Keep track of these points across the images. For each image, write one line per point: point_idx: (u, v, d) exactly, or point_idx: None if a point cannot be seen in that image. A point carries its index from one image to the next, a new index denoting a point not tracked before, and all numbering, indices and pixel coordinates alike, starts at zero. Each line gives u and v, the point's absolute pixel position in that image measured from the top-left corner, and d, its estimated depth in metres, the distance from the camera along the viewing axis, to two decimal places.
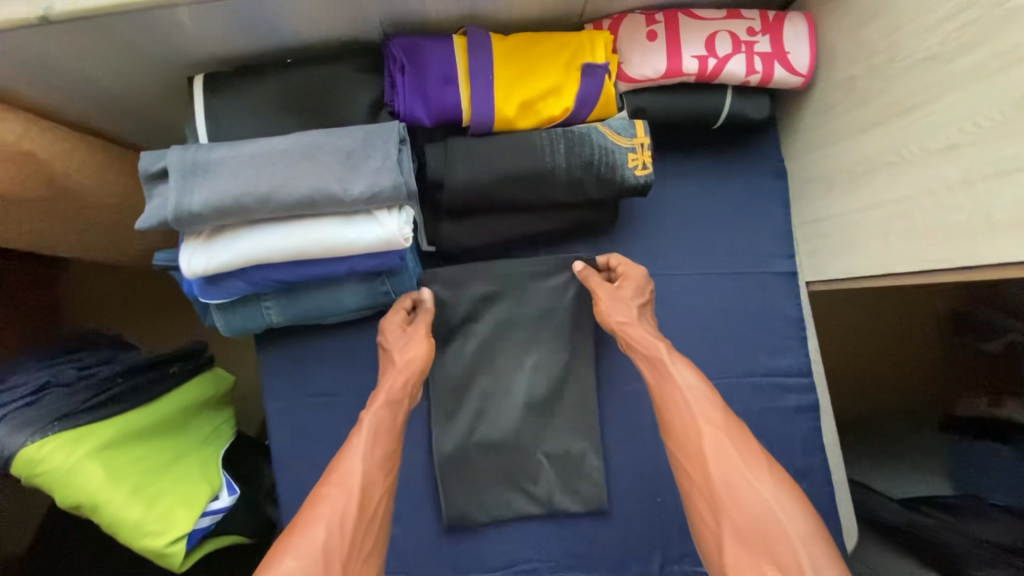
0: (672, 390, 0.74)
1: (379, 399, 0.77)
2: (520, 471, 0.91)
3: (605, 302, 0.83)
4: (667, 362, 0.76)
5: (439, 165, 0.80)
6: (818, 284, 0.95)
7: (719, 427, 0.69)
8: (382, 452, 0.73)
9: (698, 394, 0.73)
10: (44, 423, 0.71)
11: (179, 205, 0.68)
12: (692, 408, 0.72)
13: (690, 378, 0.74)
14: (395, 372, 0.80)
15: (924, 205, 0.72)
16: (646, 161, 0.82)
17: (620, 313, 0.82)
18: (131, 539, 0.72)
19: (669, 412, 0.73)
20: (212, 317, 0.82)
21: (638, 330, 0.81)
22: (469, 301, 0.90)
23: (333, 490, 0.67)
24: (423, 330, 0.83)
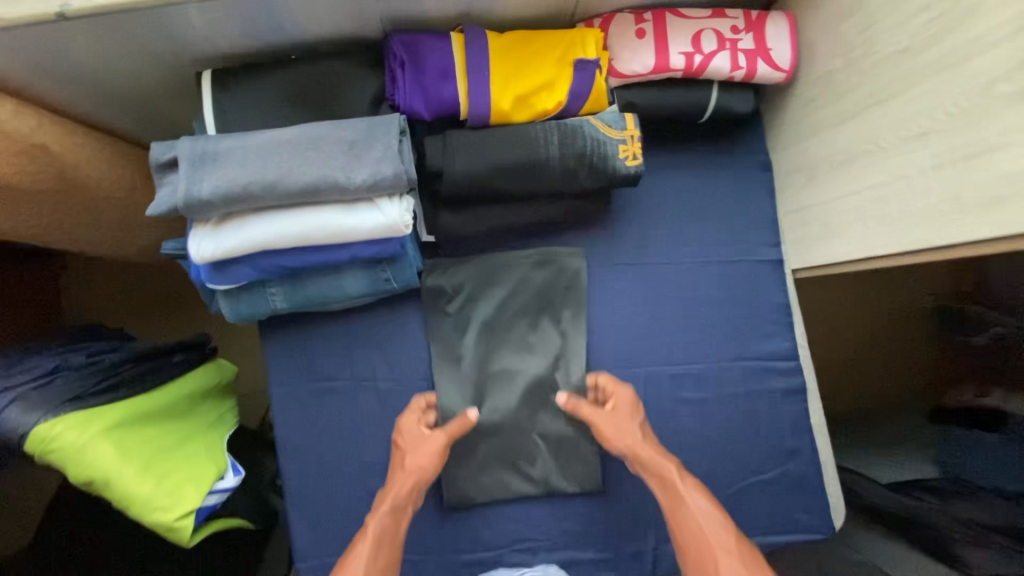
0: (684, 513, 0.77)
1: (385, 504, 0.80)
2: (517, 454, 0.94)
3: (605, 424, 0.86)
4: (679, 486, 0.79)
5: (437, 156, 0.82)
6: (804, 271, 0.99)
7: (733, 553, 0.72)
8: (385, 560, 0.75)
9: (713, 519, 0.75)
10: (56, 404, 0.74)
11: (190, 192, 0.71)
12: (706, 533, 0.74)
13: (702, 503, 0.77)
14: (404, 475, 0.83)
15: (899, 190, 0.76)
16: (636, 152, 0.85)
17: (623, 435, 0.85)
18: (140, 513, 0.73)
19: (685, 536, 0.75)
20: (218, 303, 0.85)
21: (646, 450, 0.83)
22: (466, 289, 0.94)
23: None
24: (440, 438, 0.85)
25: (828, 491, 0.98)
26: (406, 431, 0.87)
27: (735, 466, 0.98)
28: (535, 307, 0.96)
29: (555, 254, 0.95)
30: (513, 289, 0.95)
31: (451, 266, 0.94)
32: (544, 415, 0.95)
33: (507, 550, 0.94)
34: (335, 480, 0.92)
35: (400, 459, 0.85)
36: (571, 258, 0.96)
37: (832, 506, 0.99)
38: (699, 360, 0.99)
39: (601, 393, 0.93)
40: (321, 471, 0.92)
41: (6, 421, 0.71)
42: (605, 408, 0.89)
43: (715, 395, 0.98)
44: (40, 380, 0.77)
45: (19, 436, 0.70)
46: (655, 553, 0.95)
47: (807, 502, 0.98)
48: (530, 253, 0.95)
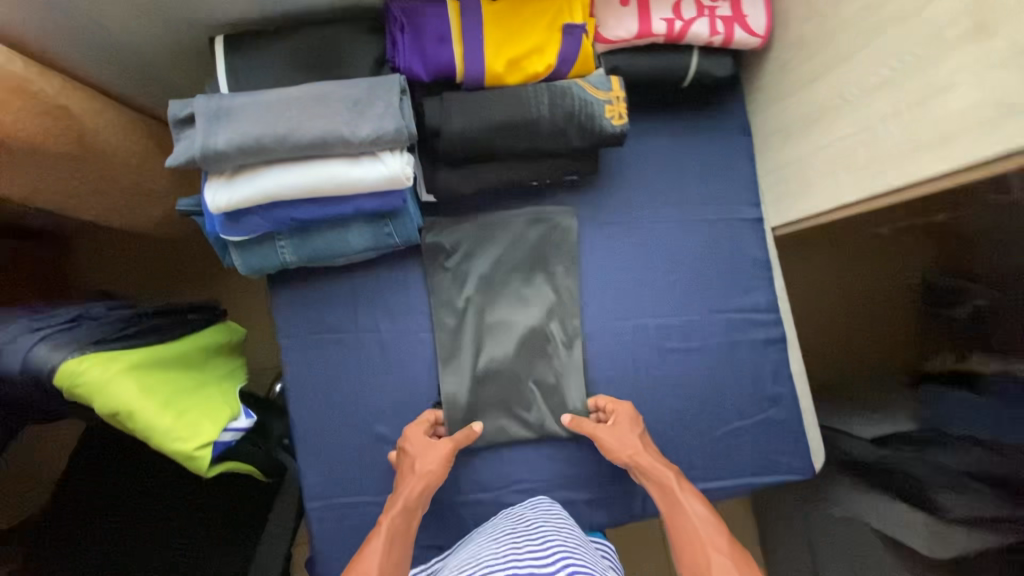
0: (682, 516, 0.82)
1: (398, 504, 0.85)
2: (514, 402, 1.00)
3: (609, 437, 0.93)
4: (678, 493, 0.85)
5: (435, 116, 0.88)
6: (782, 228, 1.05)
7: (724, 553, 0.76)
8: (397, 556, 0.80)
9: (707, 523, 0.80)
10: (81, 344, 0.79)
11: (206, 144, 0.77)
12: (700, 533, 0.79)
13: (699, 508, 0.82)
14: (415, 480, 0.88)
15: (864, 139, 0.82)
16: (621, 112, 0.91)
17: (626, 446, 0.92)
18: (161, 444, 0.78)
19: (681, 538, 0.80)
20: (230, 255, 0.90)
21: (647, 459, 0.90)
22: (465, 246, 1.00)
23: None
24: (448, 445, 0.92)
25: (807, 435, 1.04)
26: (418, 443, 0.92)
27: (719, 412, 1.03)
28: (529, 264, 1.02)
29: (548, 214, 1.02)
30: (510, 246, 1.02)
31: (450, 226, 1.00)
32: (539, 364, 1.01)
33: (505, 491, 1.00)
34: (342, 425, 0.97)
35: (411, 466, 0.90)
36: (563, 218, 1.02)
37: (812, 449, 1.05)
38: (684, 313, 1.04)
39: (602, 414, 0.99)
40: (329, 416, 0.98)
41: (35, 360, 0.76)
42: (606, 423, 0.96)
43: (700, 345, 1.04)
44: (66, 324, 0.83)
45: (48, 371, 0.75)
46: (644, 494, 1.01)
47: (787, 445, 1.04)
48: (525, 214, 1.02)
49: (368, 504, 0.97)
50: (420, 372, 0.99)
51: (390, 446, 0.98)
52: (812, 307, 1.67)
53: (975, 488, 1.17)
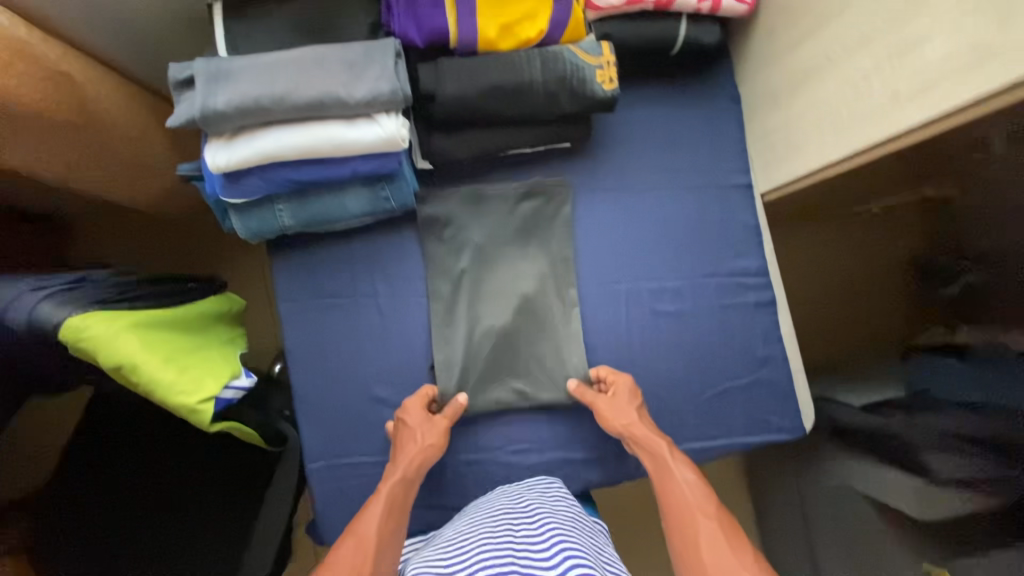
0: (672, 482, 0.84)
1: (398, 473, 0.87)
2: (510, 369, 1.02)
3: (605, 408, 0.94)
4: (670, 460, 0.87)
5: (429, 80, 0.89)
6: (771, 192, 1.07)
7: (711, 517, 0.78)
8: (395, 521, 0.81)
9: (696, 488, 0.83)
10: (84, 303, 0.81)
11: (205, 105, 0.79)
12: (689, 498, 0.81)
13: (688, 475, 0.85)
14: (415, 448, 0.90)
15: (847, 97, 0.84)
16: (612, 76, 0.93)
17: (621, 417, 0.94)
18: (165, 397, 0.80)
19: (670, 503, 0.82)
20: (230, 219, 0.92)
21: (642, 430, 0.92)
22: (459, 216, 1.02)
23: (350, 550, 0.74)
24: (445, 421, 0.94)
25: (797, 395, 1.07)
26: (418, 415, 0.94)
27: (712, 373, 1.05)
28: (522, 234, 1.04)
29: (540, 185, 1.03)
30: (504, 216, 1.03)
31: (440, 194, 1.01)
32: (534, 332, 1.03)
33: (502, 451, 1.02)
34: (341, 387, 1.00)
35: (410, 437, 0.92)
36: (556, 190, 1.03)
37: (803, 409, 1.07)
38: (676, 277, 1.06)
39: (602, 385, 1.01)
40: (329, 378, 1.00)
41: (40, 316, 0.77)
42: (605, 395, 0.98)
43: (691, 308, 1.06)
44: (69, 284, 0.84)
45: (52, 326, 0.77)
46: None
47: (779, 404, 1.06)
48: (519, 185, 1.03)
49: (368, 464, 0.99)
50: (417, 335, 1.01)
51: (389, 408, 1.00)
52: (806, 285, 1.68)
53: (966, 452, 1.17)
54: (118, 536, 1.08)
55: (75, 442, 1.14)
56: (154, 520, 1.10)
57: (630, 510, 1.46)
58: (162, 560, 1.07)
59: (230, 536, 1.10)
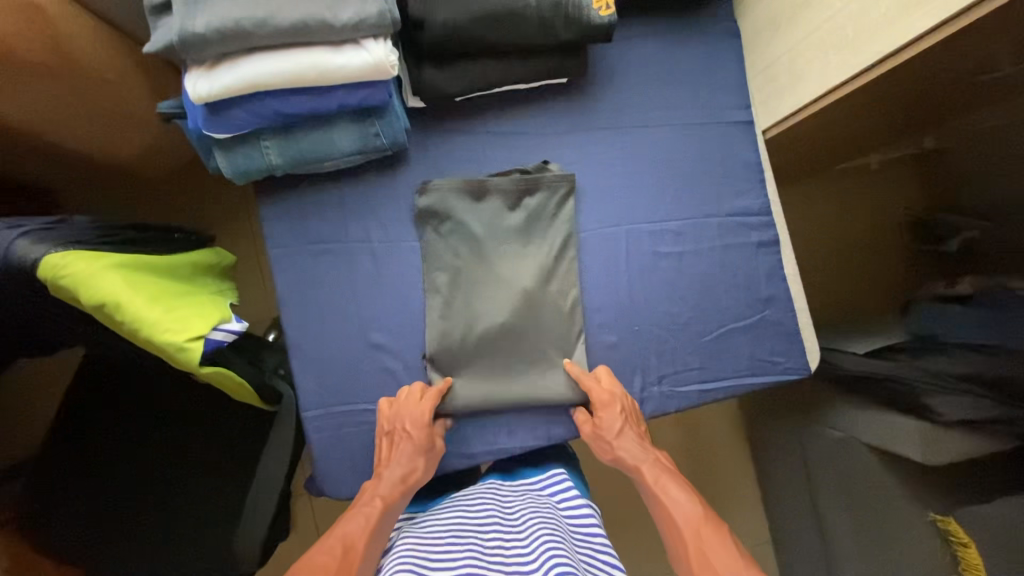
0: (662, 507, 0.82)
1: (384, 487, 0.84)
2: (508, 365, 0.98)
3: (592, 436, 0.93)
4: (655, 485, 0.85)
5: (420, 6, 0.86)
6: (772, 128, 1.05)
7: (703, 542, 0.75)
8: (379, 537, 0.78)
9: (686, 508, 0.80)
10: (64, 242, 0.78)
11: (184, 28, 0.75)
12: (678, 520, 0.79)
13: (678, 493, 0.82)
14: (396, 465, 0.87)
15: (853, 12, 0.82)
16: (608, 2, 0.90)
17: (604, 445, 0.92)
18: (152, 336, 0.76)
19: (666, 529, 0.81)
20: (215, 159, 0.89)
21: (627, 455, 0.90)
22: (451, 199, 0.98)
23: (326, 559, 0.72)
24: (439, 441, 0.93)
25: (802, 336, 1.04)
26: (423, 437, 0.89)
27: (715, 314, 1.03)
28: (522, 230, 1.00)
29: (543, 179, 0.99)
30: (504, 212, 0.99)
31: (440, 147, 1.00)
32: (536, 330, 0.99)
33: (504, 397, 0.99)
34: (336, 335, 0.97)
35: (411, 454, 0.88)
36: (560, 183, 1.00)
37: (808, 350, 1.05)
38: (676, 218, 1.03)
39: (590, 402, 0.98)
40: (321, 327, 0.96)
41: (16, 253, 0.74)
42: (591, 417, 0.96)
43: (692, 248, 1.03)
44: (47, 224, 0.81)
45: (31, 264, 0.74)
46: (642, 397, 1.00)
47: (784, 346, 1.04)
48: (520, 179, 0.99)
49: (365, 413, 0.97)
50: (412, 280, 0.98)
51: (385, 355, 0.97)
52: (812, 253, 1.62)
53: (967, 390, 1.16)
54: (110, 501, 1.06)
55: (61, 409, 1.11)
56: (147, 482, 1.07)
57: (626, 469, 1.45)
58: (154, 526, 1.05)
59: (223, 501, 1.08)
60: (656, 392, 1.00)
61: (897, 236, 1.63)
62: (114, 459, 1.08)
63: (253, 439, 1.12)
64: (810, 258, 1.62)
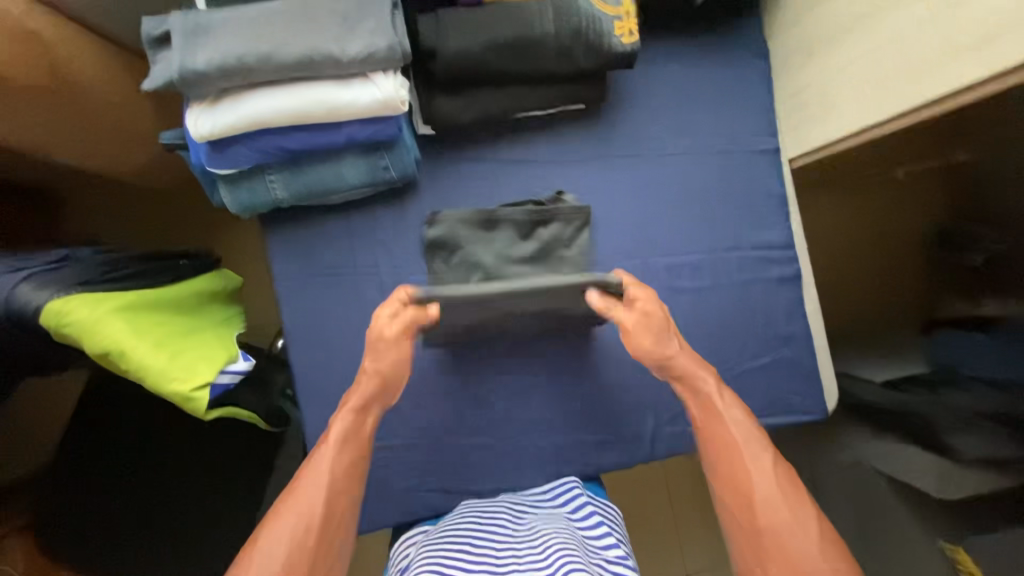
0: (718, 423, 0.80)
1: (350, 407, 0.82)
2: (506, 307, 0.86)
3: (638, 333, 0.83)
4: (716, 400, 0.81)
5: (430, 35, 0.82)
6: (800, 159, 0.99)
7: (768, 471, 0.74)
8: (350, 461, 0.79)
9: (745, 430, 0.79)
10: (67, 285, 0.76)
11: (184, 64, 0.71)
12: (738, 439, 0.78)
13: (738, 415, 0.80)
14: (365, 379, 0.83)
15: (893, 49, 0.75)
16: (632, 29, 0.85)
17: (662, 344, 0.83)
18: (156, 385, 0.75)
19: (716, 446, 0.79)
20: (219, 193, 0.86)
21: (682, 363, 0.83)
22: (452, 226, 0.93)
23: (296, 502, 0.73)
24: (395, 329, 0.81)
25: (820, 374, 1.02)
26: (373, 332, 0.82)
27: (730, 352, 1.00)
28: (534, 260, 0.95)
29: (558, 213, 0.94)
30: (514, 241, 0.94)
31: (451, 176, 0.96)
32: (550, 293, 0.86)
33: (511, 433, 0.96)
34: (343, 367, 0.95)
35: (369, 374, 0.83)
36: (575, 215, 0.95)
37: (825, 389, 1.02)
38: (694, 251, 1.00)
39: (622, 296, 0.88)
40: (330, 358, 0.95)
41: (19, 299, 0.72)
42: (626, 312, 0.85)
43: (710, 283, 1.00)
44: (49, 264, 0.79)
45: (34, 311, 0.72)
46: (653, 438, 0.98)
47: (799, 385, 1.01)
48: (533, 209, 0.93)
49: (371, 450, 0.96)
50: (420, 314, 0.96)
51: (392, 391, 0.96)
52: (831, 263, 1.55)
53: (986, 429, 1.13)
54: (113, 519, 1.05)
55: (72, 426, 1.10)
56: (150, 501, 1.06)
57: (646, 487, 1.46)
58: (158, 543, 1.05)
59: (224, 520, 1.06)
60: (668, 431, 0.98)
61: (914, 255, 1.55)
62: (117, 477, 1.07)
63: (254, 458, 1.10)
64: (829, 277, 1.55)
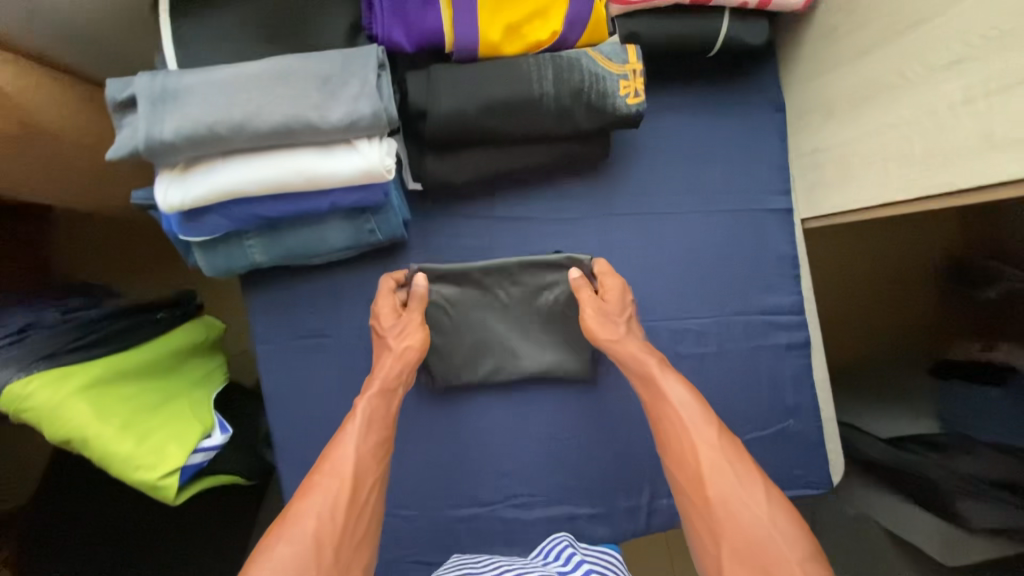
0: (663, 403, 0.72)
1: (375, 386, 0.77)
2: (490, 289, 0.90)
3: (593, 316, 0.81)
4: (659, 380, 0.73)
5: (421, 95, 0.76)
6: (813, 221, 0.93)
7: (715, 446, 0.66)
8: (376, 439, 0.73)
9: (691, 406, 0.70)
10: (29, 361, 0.72)
11: (150, 134, 0.65)
12: (683, 417, 0.69)
13: (681, 391, 0.72)
14: (391, 359, 0.80)
15: (923, 126, 0.70)
16: (638, 88, 0.78)
17: (606, 327, 0.81)
18: (122, 472, 0.72)
19: (665, 429, 0.71)
20: (195, 257, 0.81)
21: (627, 349, 0.78)
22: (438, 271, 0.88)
23: (325, 481, 0.66)
24: (416, 316, 0.83)
25: (827, 446, 0.97)
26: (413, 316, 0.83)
27: (734, 422, 0.95)
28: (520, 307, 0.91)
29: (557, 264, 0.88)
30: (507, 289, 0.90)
31: (444, 234, 0.91)
32: (520, 271, 0.88)
33: (502, 505, 0.92)
34: (327, 434, 0.91)
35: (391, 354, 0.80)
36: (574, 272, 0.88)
37: (831, 461, 0.97)
38: (698, 315, 0.94)
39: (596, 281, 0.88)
40: (313, 425, 0.91)
41: None
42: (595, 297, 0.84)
43: (715, 349, 0.94)
44: (12, 338, 0.75)
45: None
46: (649, 511, 0.94)
47: (803, 457, 0.96)
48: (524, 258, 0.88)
49: None
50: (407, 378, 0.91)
51: None
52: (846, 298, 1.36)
53: None
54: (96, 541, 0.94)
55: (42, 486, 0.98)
56: (138, 525, 0.95)
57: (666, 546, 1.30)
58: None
59: (211, 548, 0.97)
60: (665, 504, 0.94)
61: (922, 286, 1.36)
62: (104, 493, 0.96)
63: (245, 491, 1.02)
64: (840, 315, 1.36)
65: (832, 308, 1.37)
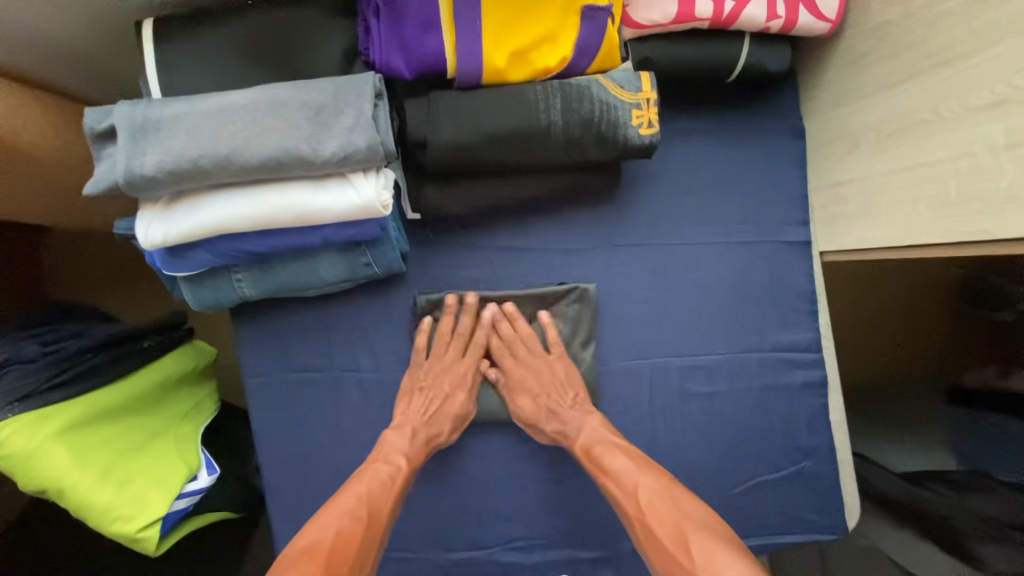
0: (608, 480, 0.76)
1: (409, 443, 0.80)
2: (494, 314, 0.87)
3: (518, 409, 0.84)
4: (594, 459, 0.78)
5: (421, 124, 0.72)
6: (833, 254, 0.89)
7: (647, 516, 0.70)
8: (390, 497, 0.75)
9: (631, 476, 0.74)
10: (4, 403, 0.67)
11: (130, 167, 0.61)
12: (622, 496, 0.74)
13: (618, 464, 0.76)
14: (442, 421, 0.82)
15: (958, 169, 0.67)
16: (651, 118, 0.74)
17: (532, 425, 0.84)
18: (102, 523, 0.70)
19: (616, 505, 0.75)
20: (180, 290, 0.77)
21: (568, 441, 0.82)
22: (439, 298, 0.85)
23: (331, 517, 0.69)
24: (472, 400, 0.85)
25: (842, 490, 0.92)
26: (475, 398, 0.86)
27: (746, 463, 0.91)
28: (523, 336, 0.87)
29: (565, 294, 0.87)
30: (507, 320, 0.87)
31: (443, 264, 0.86)
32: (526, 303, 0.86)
33: (500, 549, 0.88)
34: (321, 473, 0.87)
35: (440, 416, 0.82)
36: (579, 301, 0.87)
37: (847, 504, 0.93)
38: (710, 352, 0.90)
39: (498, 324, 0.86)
40: (306, 461, 0.87)
41: None
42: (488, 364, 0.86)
43: (726, 389, 0.90)
44: None
45: None
46: None
47: (817, 501, 0.92)
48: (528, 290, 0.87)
49: None
50: None
51: None
52: (859, 325, 1.28)
53: None
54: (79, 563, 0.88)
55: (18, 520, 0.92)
56: (120, 552, 0.89)
57: None
58: None
59: None
60: None
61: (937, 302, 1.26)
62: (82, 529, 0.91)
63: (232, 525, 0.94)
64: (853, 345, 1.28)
65: (845, 338, 1.29)
